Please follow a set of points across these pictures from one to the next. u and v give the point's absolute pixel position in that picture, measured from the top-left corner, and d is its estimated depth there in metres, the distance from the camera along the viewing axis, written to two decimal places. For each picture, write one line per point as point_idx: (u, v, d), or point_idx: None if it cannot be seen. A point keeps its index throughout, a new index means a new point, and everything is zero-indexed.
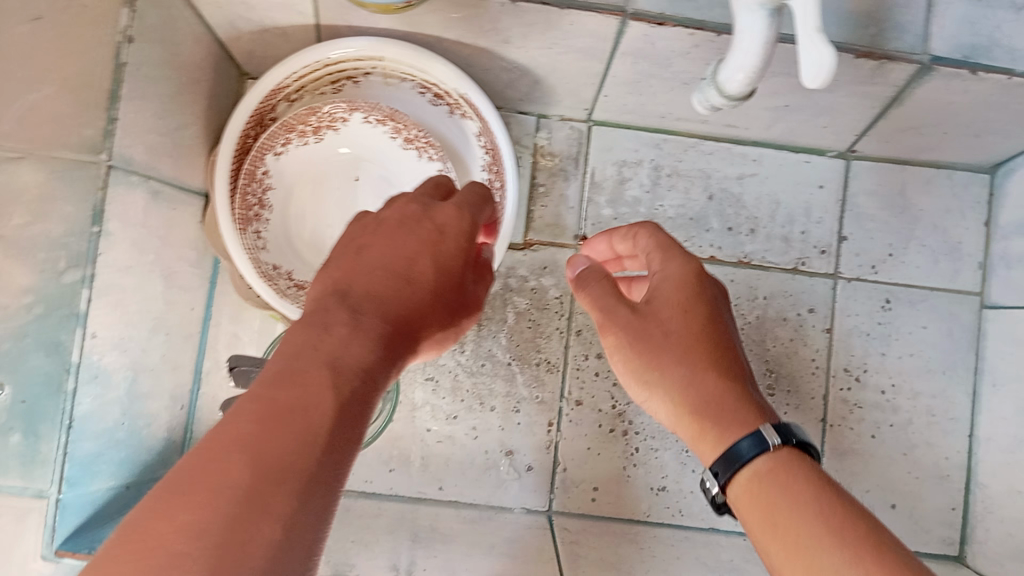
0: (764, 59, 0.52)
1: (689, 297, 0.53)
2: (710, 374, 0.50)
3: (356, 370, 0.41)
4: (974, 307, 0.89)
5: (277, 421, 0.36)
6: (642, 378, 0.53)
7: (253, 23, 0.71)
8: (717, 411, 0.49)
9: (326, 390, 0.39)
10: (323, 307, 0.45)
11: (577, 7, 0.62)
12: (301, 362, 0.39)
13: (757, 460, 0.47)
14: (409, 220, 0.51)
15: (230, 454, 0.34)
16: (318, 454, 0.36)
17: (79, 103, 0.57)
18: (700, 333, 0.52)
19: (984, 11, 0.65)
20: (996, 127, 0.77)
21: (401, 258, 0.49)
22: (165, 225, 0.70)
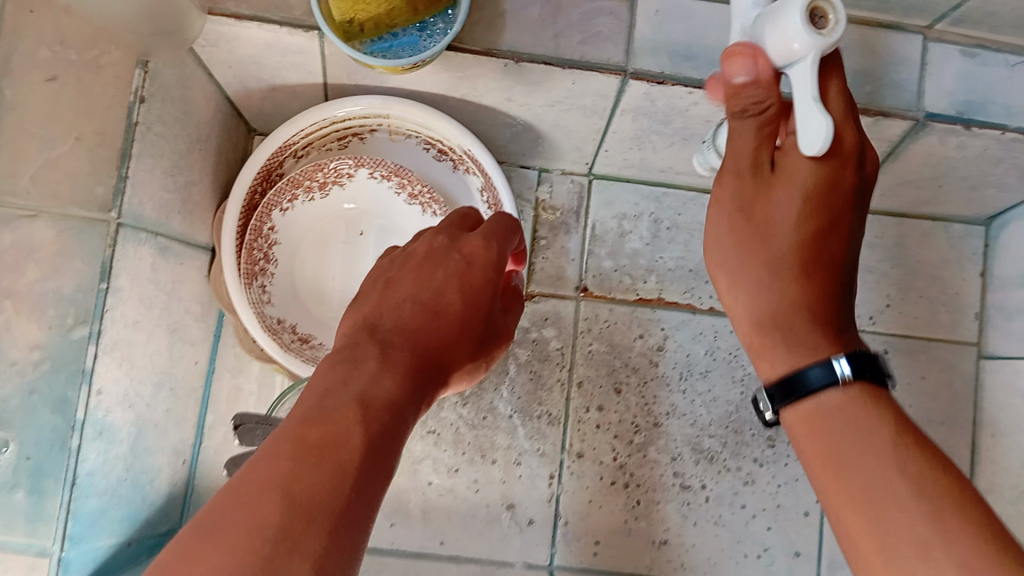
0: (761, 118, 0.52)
1: (829, 181, 0.51)
2: (794, 283, 0.54)
3: (386, 402, 0.44)
4: (973, 357, 0.90)
5: (309, 457, 0.39)
6: (724, 247, 0.58)
7: (262, 81, 0.72)
8: (784, 341, 0.54)
9: (356, 425, 0.42)
10: (356, 344, 0.49)
11: (581, 67, 0.64)
12: (333, 399, 0.43)
13: (826, 390, 0.51)
14: (435, 256, 0.55)
15: (259, 496, 0.37)
16: (346, 490, 0.39)
17: (94, 160, 0.58)
18: (808, 244, 0.53)
19: (978, 69, 0.67)
20: (992, 181, 0.78)
21: (430, 291, 0.53)
22: (173, 281, 0.70)
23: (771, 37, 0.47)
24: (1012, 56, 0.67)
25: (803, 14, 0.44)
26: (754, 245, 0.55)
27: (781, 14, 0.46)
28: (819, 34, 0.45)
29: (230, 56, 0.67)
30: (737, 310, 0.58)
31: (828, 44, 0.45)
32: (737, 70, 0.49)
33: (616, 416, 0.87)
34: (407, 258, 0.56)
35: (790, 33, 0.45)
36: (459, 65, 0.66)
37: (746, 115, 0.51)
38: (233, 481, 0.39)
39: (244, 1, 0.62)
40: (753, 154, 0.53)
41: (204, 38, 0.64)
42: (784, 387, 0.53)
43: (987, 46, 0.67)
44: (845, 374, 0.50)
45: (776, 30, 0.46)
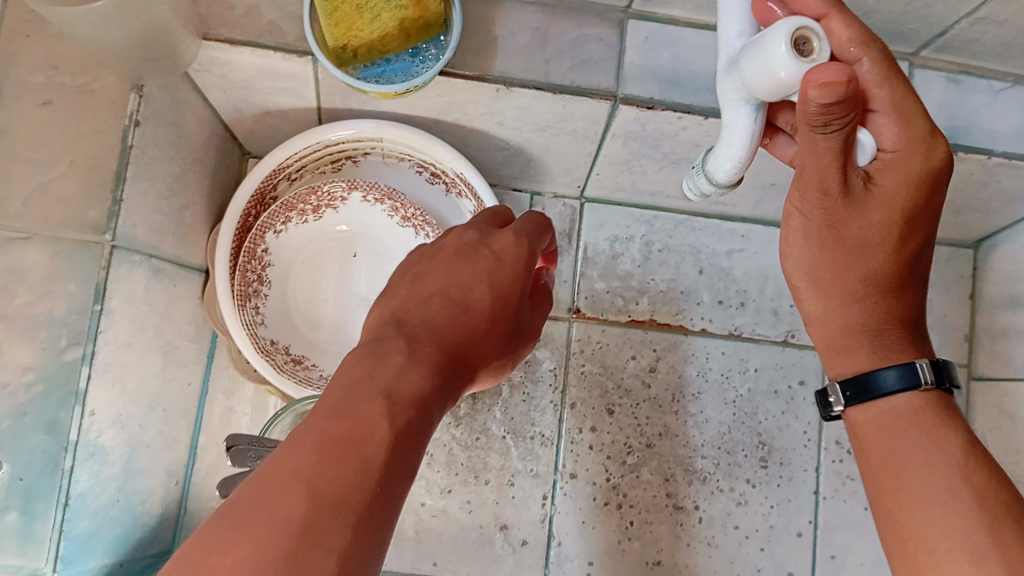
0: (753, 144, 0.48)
1: (921, 199, 0.47)
2: (885, 299, 0.51)
3: (411, 396, 0.45)
4: (962, 379, 0.90)
5: (335, 450, 0.40)
6: (815, 266, 0.52)
7: (257, 106, 0.73)
8: (871, 344, 0.52)
9: (382, 419, 0.42)
10: (382, 338, 0.50)
11: (569, 92, 0.64)
12: (359, 392, 0.44)
13: (900, 394, 0.51)
14: (466, 251, 0.56)
15: (285, 485, 0.38)
16: (371, 484, 0.40)
17: (87, 184, 0.59)
18: (901, 265, 0.50)
19: (962, 95, 0.68)
20: (979, 205, 0.79)
21: (459, 288, 0.54)
22: (166, 303, 0.71)
23: (753, 67, 0.43)
24: (996, 82, 0.68)
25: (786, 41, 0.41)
26: (838, 262, 0.50)
27: (763, 43, 0.42)
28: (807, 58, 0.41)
29: (225, 81, 0.68)
30: (813, 309, 0.54)
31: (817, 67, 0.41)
32: (822, 96, 0.39)
33: (609, 437, 0.87)
34: (436, 254, 0.57)
35: (773, 59, 0.42)
36: (450, 90, 0.67)
37: (828, 129, 0.42)
38: (258, 472, 0.40)
39: (237, 28, 0.63)
40: (841, 175, 0.45)
41: (197, 63, 0.65)
42: (857, 387, 0.53)
43: (969, 72, 0.68)
44: (925, 379, 0.51)
45: (756, 59, 0.43)
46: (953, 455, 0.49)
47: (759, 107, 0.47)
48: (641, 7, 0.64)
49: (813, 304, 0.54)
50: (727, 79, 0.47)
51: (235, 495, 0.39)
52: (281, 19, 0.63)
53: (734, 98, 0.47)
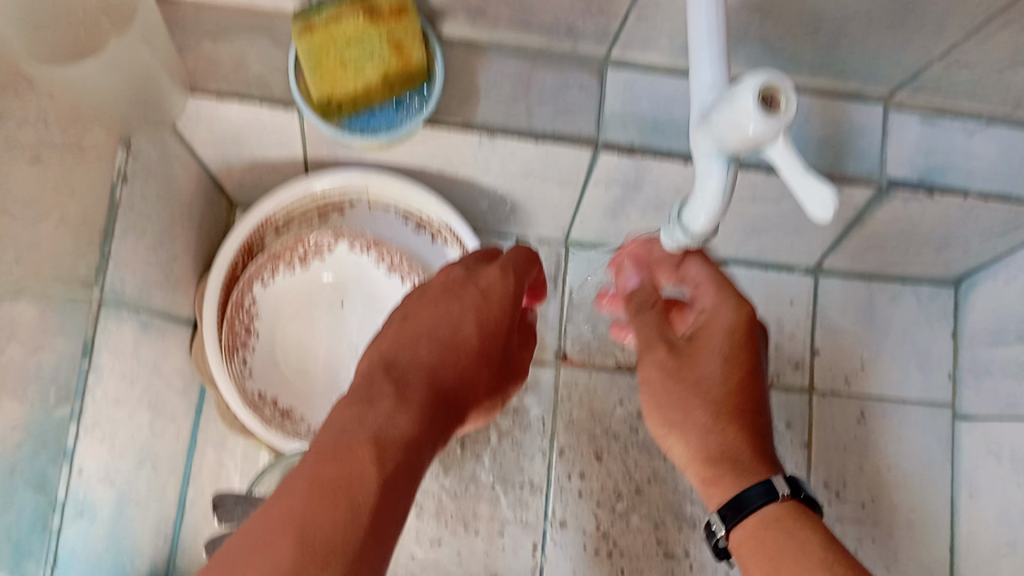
0: (726, 197, 0.44)
1: (739, 347, 0.54)
2: (730, 424, 0.52)
3: (400, 442, 0.45)
4: (947, 418, 0.91)
5: (321, 503, 0.41)
6: (665, 416, 0.54)
7: (244, 158, 0.73)
8: (728, 470, 0.51)
9: (370, 466, 0.43)
10: (370, 381, 0.49)
11: (550, 139, 0.65)
12: (347, 436, 0.44)
13: (763, 508, 0.50)
14: (453, 287, 0.54)
15: (275, 539, 0.40)
16: (358, 535, 0.41)
17: (78, 240, 0.59)
18: (734, 386, 0.53)
19: (937, 135, 0.69)
20: (958, 242, 0.80)
21: (450, 327, 0.52)
22: (154, 357, 0.71)
23: (719, 118, 0.40)
24: (970, 122, 0.70)
25: (755, 95, 0.38)
26: (679, 400, 0.54)
27: (733, 95, 0.39)
28: (773, 116, 0.38)
29: (212, 134, 0.69)
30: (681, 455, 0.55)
31: (784, 126, 0.38)
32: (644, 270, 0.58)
33: (598, 483, 0.87)
34: (421, 288, 0.55)
35: (740, 113, 0.39)
36: (435, 140, 0.68)
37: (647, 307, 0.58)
38: (251, 520, 0.42)
39: (224, 81, 0.63)
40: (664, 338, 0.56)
41: (185, 116, 0.66)
42: (728, 509, 0.51)
43: (944, 114, 0.70)
44: (783, 490, 0.50)
45: (723, 111, 0.40)
46: (823, 553, 0.48)
47: (732, 160, 0.43)
48: (620, 55, 0.66)
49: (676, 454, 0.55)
50: (697, 131, 0.44)
51: (231, 542, 0.41)
52: (267, 72, 0.63)
53: (704, 152, 0.44)
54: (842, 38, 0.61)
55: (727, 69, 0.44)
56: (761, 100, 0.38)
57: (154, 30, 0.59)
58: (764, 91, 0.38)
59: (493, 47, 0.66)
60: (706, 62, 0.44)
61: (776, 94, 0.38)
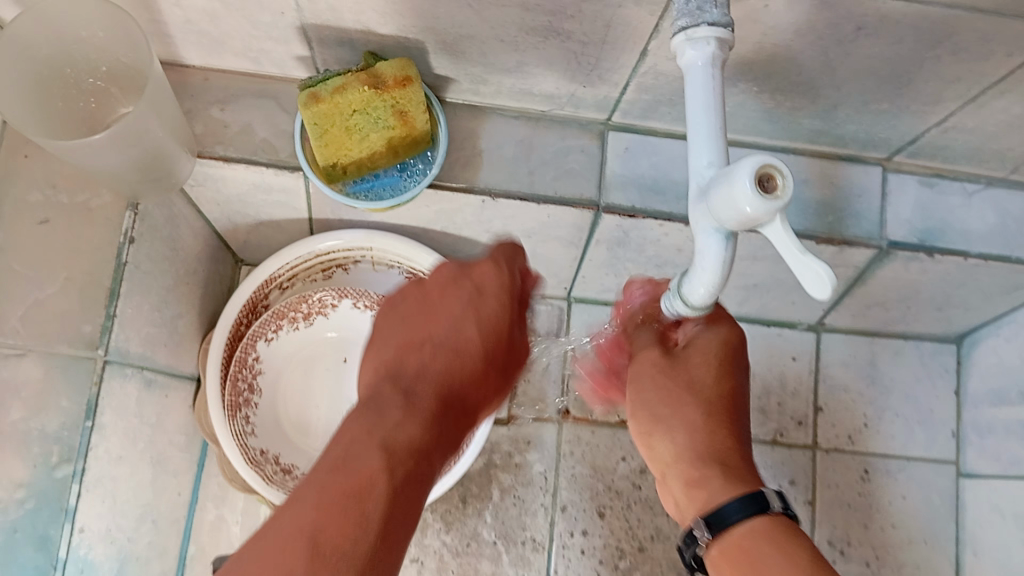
0: (724, 271, 0.44)
1: (729, 358, 0.57)
2: (719, 427, 0.55)
3: (411, 446, 0.46)
4: (951, 475, 0.90)
5: (335, 509, 0.42)
6: (654, 416, 0.56)
7: (249, 218, 0.74)
8: (716, 469, 0.53)
9: (380, 470, 0.44)
10: (380, 393, 0.50)
11: (553, 203, 0.66)
12: (358, 445, 0.45)
13: (749, 520, 0.50)
14: (450, 285, 0.55)
15: (290, 545, 0.41)
16: (370, 540, 0.42)
17: (85, 301, 0.61)
18: (722, 391, 0.56)
19: (936, 198, 0.70)
20: (959, 301, 0.80)
21: (454, 334, 0.53)
22: (157, 414, 0.71)
23: (718, 198, 0.41)
24: (968, 184, 0.70)
25: (752, 177, 0.38)
26: (671, 400, 0.56)
27: (730, 174, 0.40)
28: (771, 197, 0.38)
29: (217, 196, 0.69)
30: (665, 458, 0.56)
31: (782, 207, 0.38)
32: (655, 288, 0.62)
33: (601, 541, 0.87)
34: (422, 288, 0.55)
35: (738, 195, 0.39)
36: (437, 201, 0.69)
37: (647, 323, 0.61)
38: (263, 530, 0.42)
39: (231, 145, 0.64)
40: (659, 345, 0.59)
41: (192, 179, 0.66)
42: (714, 517, 0.51)
43: (943, 176, 0.70)
44: (774, 505, 0.50)
45: (722, 191, 0.40)
46: (806, 561, 0.47)
47: (731, 236, 0.43)
48: (621, 119, 0.67)
49: (660, 454, 0.56)
50: (696, 207, 0.44)
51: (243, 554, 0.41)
52: (274, 136, 0.64)
53: (703, 228, 0.44)
54: (839, 106, 0.62)
55: (726, 145, 0.44)
56: (758, 181, 0.39)
57: (174, 119, 0.59)
58: (761, 172, 0.39)
59: (495, 112, 0.68)
60: (704, 139, 0.44)
61: (774, 175, 0.39)
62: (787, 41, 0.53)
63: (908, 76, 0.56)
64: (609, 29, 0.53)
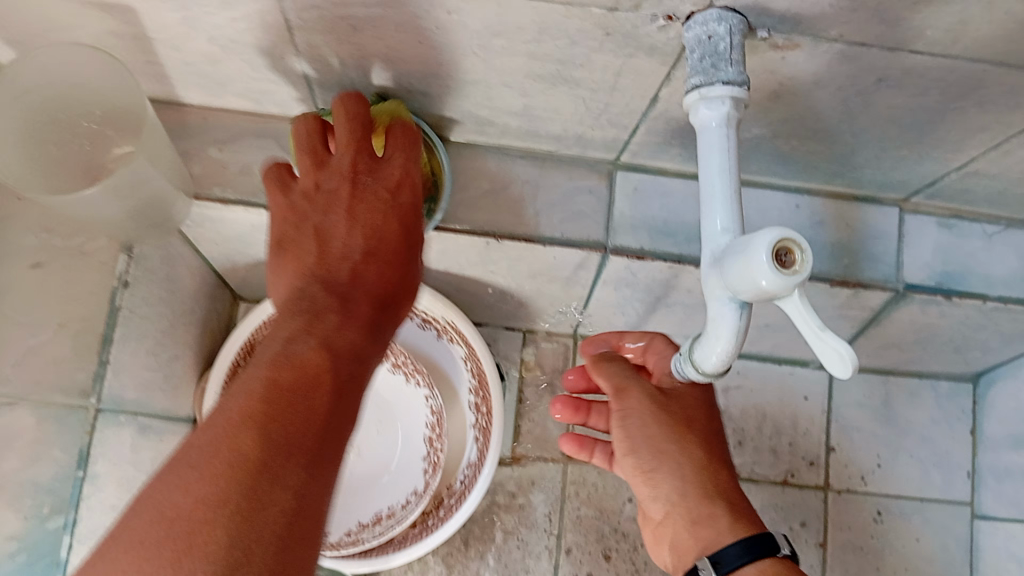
0: (739, 343, 0.43)
1: (709, 401, 0.59)
2: (717, 465, 0.56)
3: (346, 350, 0.45)
4: (966, 518, 0.88)
5: (278, 397, 0.39)
6: (657, 451, 0.56)
7: (249, 256, 0.72)
8: (726, 509, 0.54)
9: (323, 369, 0.41)
10: (310, 295, 0.47)
11: (559, 243, 0.64)
12: (288, 350, 0.41)
13: (757, 563, 0.50)
14: (359, 188, 0.51)
15: (237, 431, 0.37)
16: (318, 430, 0.39)
17: (77, 348, 0.59)
18: (712, 429, 0.58)
19: (956, 241, 0.68)
20: (977, 344, 0.78)
21: (373, 232, 0.51)
22: (153, 459, 0.69)
23: (734, 269, 0.40)
24: (989, 225, 0.69)
25: (770, 251, 0.37)
26: (677, 434, 0.56)
27: (748, 246, 0.39)
28: (789, 272, 0.37)
29: (215, 236, 0.68)
30: (669, 497, 0.56)
31: (800, 283, 0.37)
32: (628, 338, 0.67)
33: None
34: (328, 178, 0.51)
35: (754, 269, 0.38)
36: (439, 242, 0.67)
37: (619, 363, 0.61)
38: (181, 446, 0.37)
39: (230, 186, 0.62)
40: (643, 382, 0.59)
41: (190, 220, 0.64)
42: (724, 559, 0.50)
43: (962, 217, 0.68)
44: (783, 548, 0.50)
45: (737, 262, 0.39)
46: None
47: (745, 306, 0.42)
48: (631, 160, 0.65)
49: (662, 493, 0.56)
50: (711, 273, 0.43)
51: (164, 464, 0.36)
52: None
53: (718, 296, 0.43)
54: (859, 151, 0.60)
55: (741, 213, 0.44)
56: (777, 254, 0.38)
57: (172, 161, 0.58)
58: (780, 246, 0.38)
59: (502, 151, 0.66)
60: (717, 204, 0.44)
61: (791, 249, 0.38)
62: (807, 90, 0.51)
63: (930, 125, 0.55)
64: (621, 76, 0.51)
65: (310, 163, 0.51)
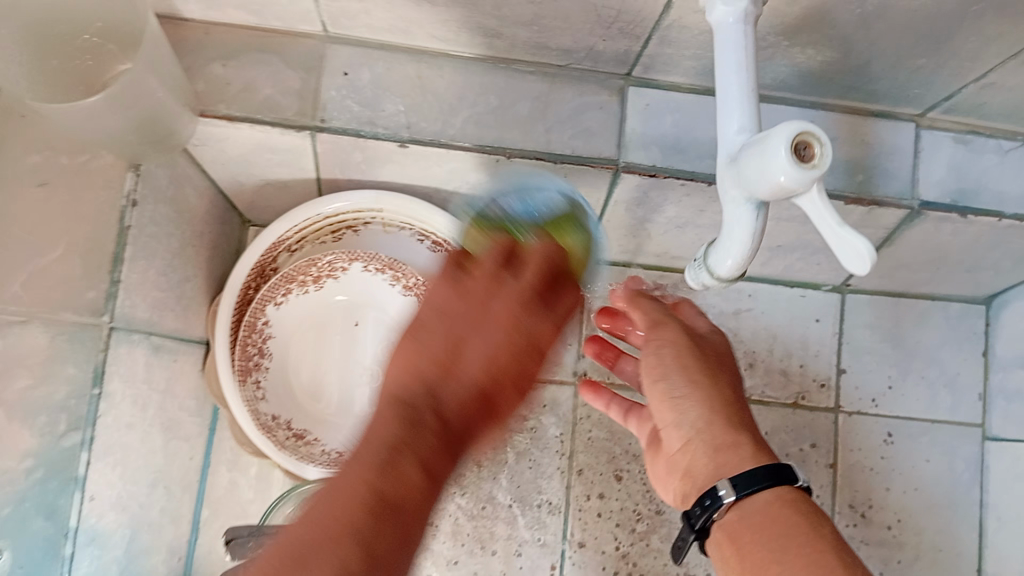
0: (754, 243, 0.44)
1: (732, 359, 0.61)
2: (741, 408, 0.57)
3: (431, 470, 0.51)
4: (976, 439, 0.88)
5: (377, 519, 0.46)
6: (687, 376, 0.57)
7: (257, 178, 0.72)
8: (750, 441, 0.54)
9: (414, 491, 0.49)
10: (416, 410, 0.55)
11: (569, 161, 0.63)
12: (394, 468, 0.49)
13: (772, 489, 0.50)
14: (495, 316, 0.59)
15: (335, 547, 0.43)
16: (393, 549, 0.46)
17: (86, 267, 0.59)
18: (736, 378, 0.59)
19: (971, 156, 0.66)
20: (990, 264, 0.78)
21: (492, 367, 0.59)
22: (166, 380, 0.70)
23: (751, 166, 0.41)
24: (1005, 141, 0.67)
25: (789, 144, 0.38)
26: (707, 368, 0.57)
27: (765, 143, 0.39)
28: (807, 166, 0.38)
29: (223, 155, 0.67)
30: (694, 424, 0.56)
31: (819, 175, 0.38)
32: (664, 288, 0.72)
33: (617, 504, 0.85)
34: (492, 297, 0.60)
35: (772, 164, 0.39)
36: (446, 159, 0.66)
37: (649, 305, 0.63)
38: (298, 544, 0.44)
39: (236, 104, 0.61)
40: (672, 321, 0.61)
41: (196, 138, 0.64)
42: (746, 478, 0.50)
43: (979, 133, 0.67)
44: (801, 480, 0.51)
45: (754, 158, 0.40)
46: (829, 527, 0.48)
47: (762, 205, 0.43)
48: (642, 75, 0.64)
49: (684, 420, 0.56)
50: (727, 174, 0.44)
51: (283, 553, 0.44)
52: (279, 95, 0.62)
53: (735, 197, 0.44)
54: (875, 61, 0.58)
55: (757, 115, 0.45)
56: (795, 148, 0.38)
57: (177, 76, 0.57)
58: (799, 140, 0.38)
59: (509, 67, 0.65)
60: (731, 103, 0.45)
61: (809, 142, 0.38)
62: None
63: (951, 29, 0.54)
64: None
65: (489, 273, 0.60)
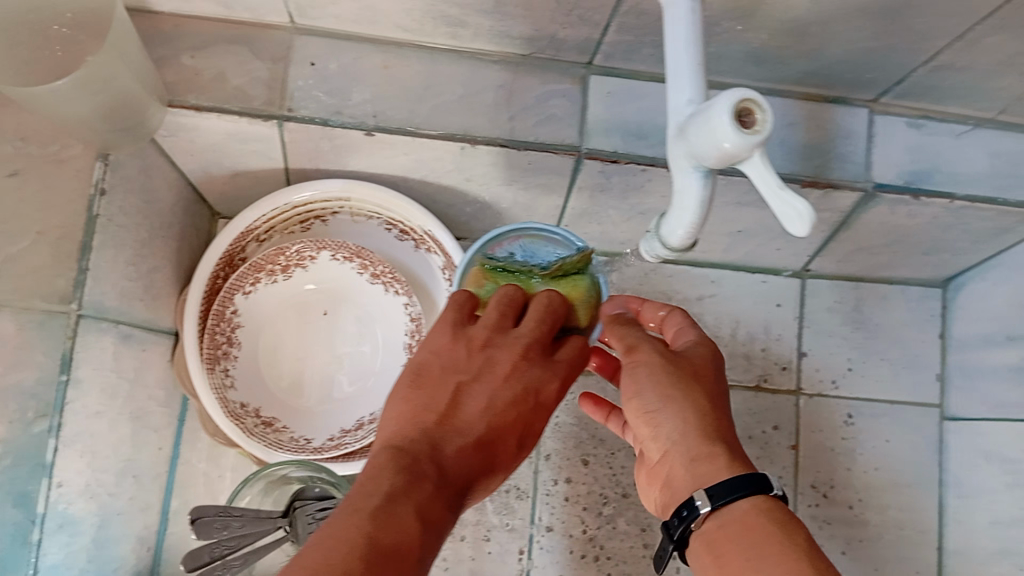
0: (703, 214, 0.46)
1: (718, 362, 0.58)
2: (721, 416, 0.54)
3: (418, 537, 0.42)
4: (936, 419, 0.91)
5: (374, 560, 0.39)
6: (660, 393, 0.55)
7: (226, 168, 0.73)
8: (726, 452, 0.52)
9: (412, 550, 0.41)
10: (411, 465, 0.45)
11: (533, 148, 0.64)
12: (392, 519, 0.42)
13: (749, 498, 0.49)
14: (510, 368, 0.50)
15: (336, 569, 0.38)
16: None
17: (56, 254, 0.59)
18: (720, 385, 0.56)
19: (924, 139, 0.69)
20: (945, 245, 0.80)
21: (495, 421, 0.49)
22: (135, 368, 0.70)
23: (698, 134, 0.42)
24: (956, 125, 0.69)
25: (731, 110, 0.40)
26: (681, 383, 0.55)
27: (710, 110, 0.41)
28: (749, 132, 0.40)
29: (192, 145, 0.68)
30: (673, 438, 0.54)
31: (760, 140, 0.39)
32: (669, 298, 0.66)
33: (584, 488, 0.87)
34: (497, 348, 0.51)
35: (717, 130, 0.40)
36: (414, 148, 0.67)
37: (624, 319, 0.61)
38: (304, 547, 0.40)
39: (204, 94, 0.62)
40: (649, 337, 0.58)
41: (164, 127, 0.65)
42: (723, 488, 0.50)
43: (930, 117, 0.69)
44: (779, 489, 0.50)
45: (700, 126, 0.42)
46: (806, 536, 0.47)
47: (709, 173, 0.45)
48: (603, 63, 0.66)
49: (662, 434, 0.55)
50: (676, 146, 0.45)
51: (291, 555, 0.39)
52: (248, 84, 0.63)
53: (683, 166, 0.45)
54: (828, 45, 0.60)
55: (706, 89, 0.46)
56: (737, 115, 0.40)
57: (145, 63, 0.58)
58: (740, 107, 0.40)
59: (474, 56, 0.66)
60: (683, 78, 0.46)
61: (752, 109, 0.40)
62: None
63: (899, 10, 0.56)
64: None
65: (494, 324, 0.52)
